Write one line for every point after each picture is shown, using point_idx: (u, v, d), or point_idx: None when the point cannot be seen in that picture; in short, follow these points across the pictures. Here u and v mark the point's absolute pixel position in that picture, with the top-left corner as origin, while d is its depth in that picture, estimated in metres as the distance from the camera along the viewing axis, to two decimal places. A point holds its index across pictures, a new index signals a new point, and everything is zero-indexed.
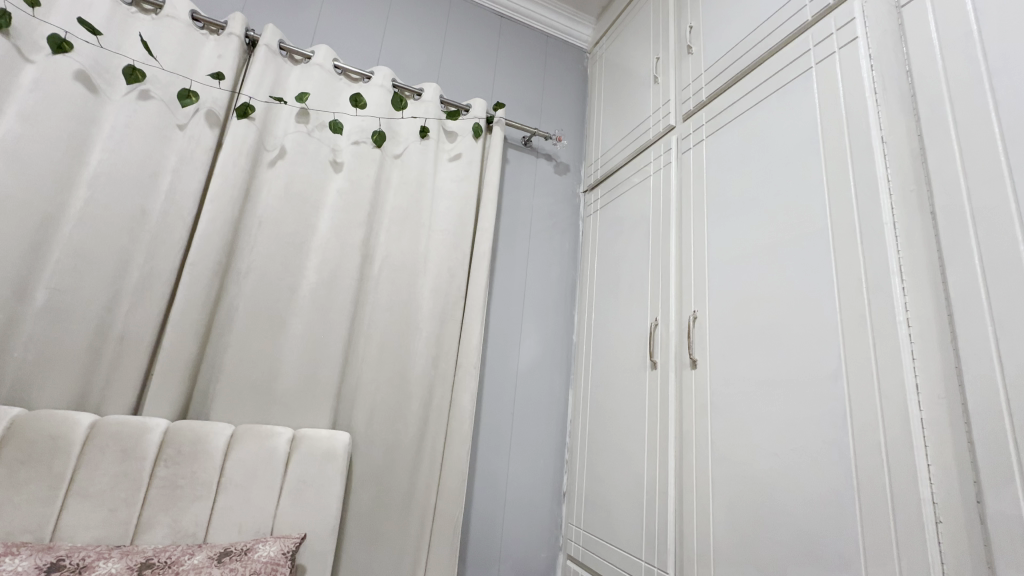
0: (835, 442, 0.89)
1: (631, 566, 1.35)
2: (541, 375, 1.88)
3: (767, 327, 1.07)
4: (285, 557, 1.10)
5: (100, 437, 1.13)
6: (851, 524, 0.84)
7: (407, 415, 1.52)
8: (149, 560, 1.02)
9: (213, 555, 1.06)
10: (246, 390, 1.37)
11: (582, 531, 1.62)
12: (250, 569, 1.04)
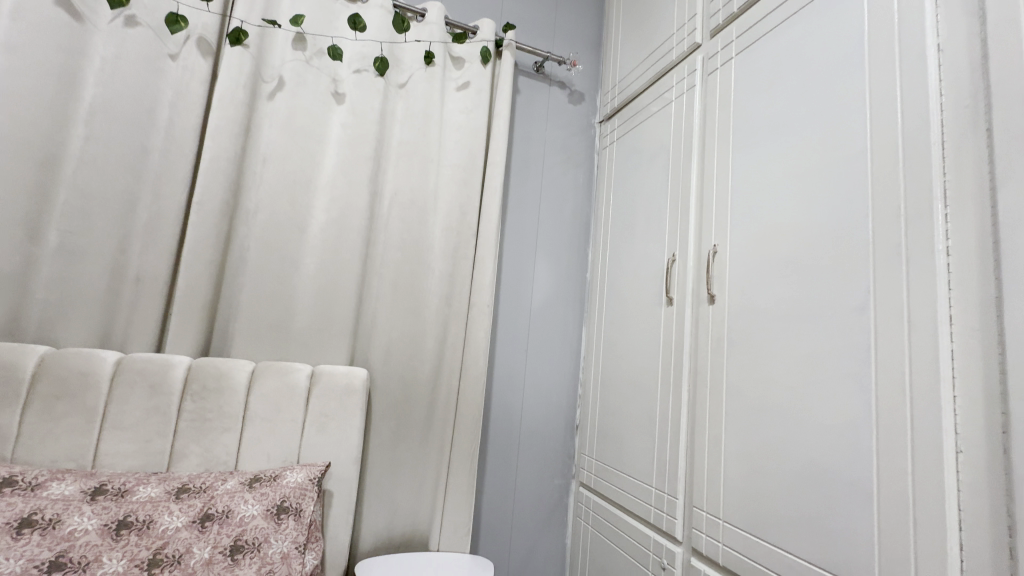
0: (856, 373, 0.87)
1: (642, 492, 1.40)
2: (554, 313, 1.87)
3: (792, 258, 1.03)
4: (313, 482, 1.17)
5: (127, 374, 1.17)
6: (865, 454, 0.84)
7: (423, 351, 1.54)
8: (185, 485, 1.08)
9: (244, 480, 1.13)
10: (263, 328, 1.39)
11: (594, 460, 1.69)
12: (280, 494, 1.12)
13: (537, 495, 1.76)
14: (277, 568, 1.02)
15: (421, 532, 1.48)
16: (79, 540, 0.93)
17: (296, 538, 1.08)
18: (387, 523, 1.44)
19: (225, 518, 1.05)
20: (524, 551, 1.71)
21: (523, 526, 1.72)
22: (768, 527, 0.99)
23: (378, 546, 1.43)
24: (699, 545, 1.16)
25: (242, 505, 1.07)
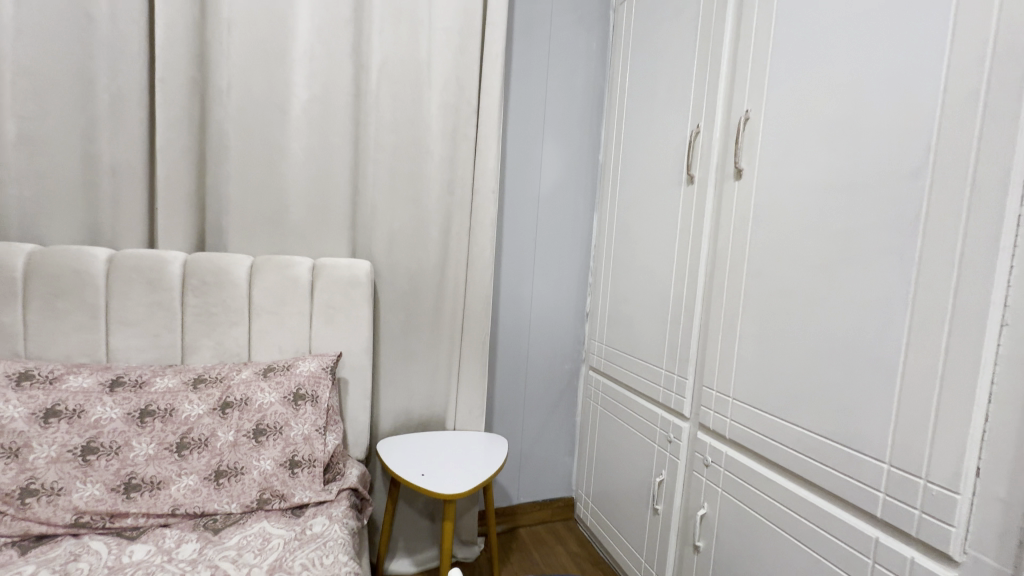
0: (898, 247, 0.79)
1: (651, 373, 1.43)
2: (564, 200, 1.77)
3: (840, 121, 0.89)
4: (326, 371, 1.18)
5: (121, 270, 1.13)
6: (896, 332, 0.79)
7: (427, 242, 1.48)
8: (201, 375, 1.10)
9: (258, 371, 1.14)
10: (256, 221, 1.31)
11: (604, 346, 1.70)
12: (295, 382, 1.13)
13: (548, 379, 1.81)
14: (300, 448, 1.07)
15: (438, 414, 1.55)
16: (106, 427, 0.97)
17: (315, 422, 1.11)
18: (404, 407, 1.50)
19: (244, 405, 1.07)
20: (536, 429, 1.81)
21: (535, 407, 1.80)
22: (780, 404, 1.00)
23: (398, 427, 1.51)
24: (707, 421, 1.20)
25: (259, 393, 1.09)
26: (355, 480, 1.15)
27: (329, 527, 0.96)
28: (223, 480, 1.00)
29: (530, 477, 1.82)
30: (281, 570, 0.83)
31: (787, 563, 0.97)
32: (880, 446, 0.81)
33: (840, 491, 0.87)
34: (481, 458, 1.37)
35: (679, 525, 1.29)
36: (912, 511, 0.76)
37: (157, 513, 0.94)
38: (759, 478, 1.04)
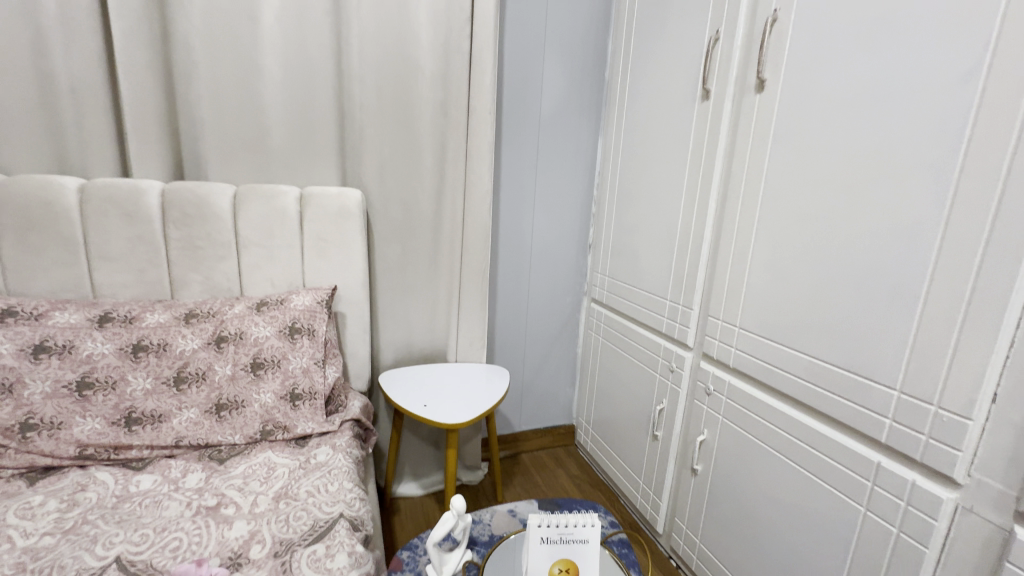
0: (936, 161, 0.72)
1: (655, 304, 1.40)
2: (567, 122, 1.65)
3: (882, 16, 0.78)
4: (321, 305, 1.15)
5: (95, 202, 1.06)
6: (922, 257, 0.74)
7: (421, 170, 1.39)
8: (192, 310, 1.07)
9: (251, 305, 1.10)
10: (236, 147, 1.22)
11: (607, 278, 1.66)
12: (290, 316, 1.10)
13: (549, 312, 1.79)
14: (300, 381, 1.07)
15: (439, 346, 1.54)
16: (100, 362, 0.95)
17: (314, 355, 1.09)
18: (404, 340, 1.49)
19: (239, 340, 1.05)
20: (538, 360, 1.82)
21: (536, 339, 1.80)
22: (789, 332, 0.97)
23: (399, 360, 1.50)
24: (711, 350, 1.18)
25: (253, 327, 1.07)
26: (357, 411, 1.15)
27: (333, 456, 0.97)
28: (224, 413, 1.00)
29: (531, 406, 1.85)
30: (287, 497, 0.84)
31: (785, 484, 0.99)
32: (892, 372, 0.79)
33: (845, 418, 0.87)
34: (484, 387, 1.38)
35: (678, 450, 1.32)
36: (919, 436, 0.75)
37: (160, 445, 0.94)
38: (762, 406, 1.04)
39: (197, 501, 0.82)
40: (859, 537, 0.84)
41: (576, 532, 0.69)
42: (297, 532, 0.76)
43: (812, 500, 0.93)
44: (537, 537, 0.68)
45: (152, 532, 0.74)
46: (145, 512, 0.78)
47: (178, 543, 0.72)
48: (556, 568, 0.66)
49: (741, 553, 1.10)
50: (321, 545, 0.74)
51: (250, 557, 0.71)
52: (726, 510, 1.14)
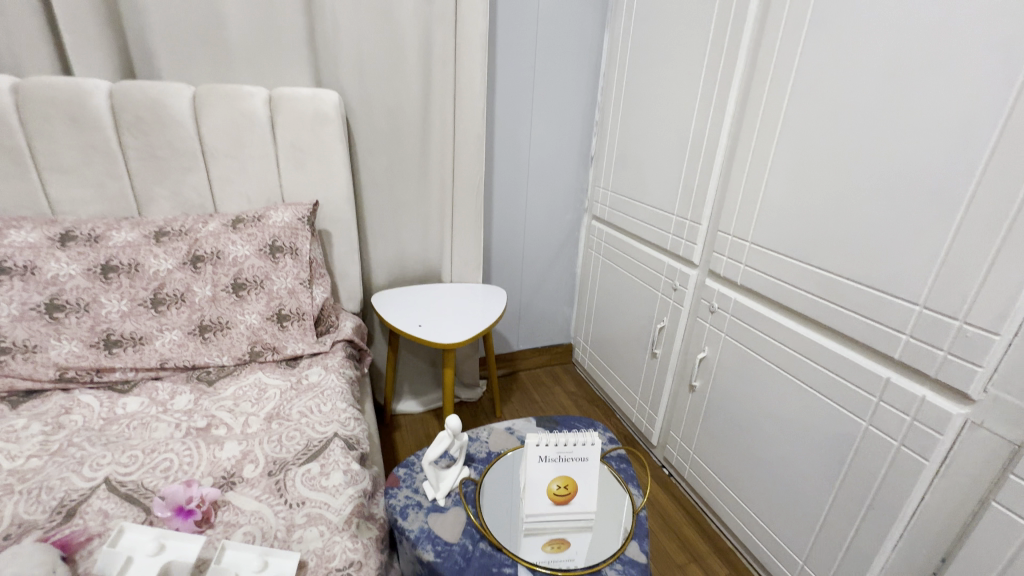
0: (1010, 38, 0.61)
1: (660, 220, 1.32)
2: (569, 13, 1.45)
3: None
4: (303, 222, 1.06)
5: (34, 104, 0.92)
6: (972, 158, 0.66)
7: (405, 69, 1.23)
8: (162, 228, 0.98)
9: (227, 222, 1.02)
10: (189, 40, 1.05)
11: (610, 193, 1.57)
12: (270, 234, 1.03)
13: (548, 230, 1.71)
14: (286, 302, 1.02)
15: (433, 267, 1.48)
16: (67, 284, 0.88)
17: (298, 276, 1.03)
18: (397, 260, 1.43)
19: (217, 259, 0.98)
20: (535, 280, 1.77)
21: (534, 259, 1.73)
22: (805, 247, 0.91)
23: (392, 280, 1.45)
24: (718, 268, 1.13)
25: (231, 245, 0.99)
26: (350, 331, 1.11)
27: (326, 376, 0.95)
28: (209, 335, 0.96)
29: (529, 327, 1.84)
30: (279, 417, 0.82)
31: (785, 400, 0.98)
32: (917, 286, 0.74)
33: (857, 334, 0.83)
34: (480, 307, 1.34)
35: (676, 368, 1.31)
36: (936, 352, 0.72)
37: (145, 367, 0.91)
38: (768, 323, 1.00)
39: (187, 422, 0.79)
40: (857, 450, 0.84)
41: (576, 450, 0.67)
42: (291, 452, 0.75)
43: (811, 414, 0.92)
44: (536, 455, 0.66)
45: (141, 453, 0.72)
46: (134, 434, 0.76)
47: (169, 463, 0.71)
48: (554, 485, 0.66)
49: (734, 463, 1.12)
50: (315, 464, 0.73)
51: (243, 476, 0.70)
52: (721, 424, 1.15)
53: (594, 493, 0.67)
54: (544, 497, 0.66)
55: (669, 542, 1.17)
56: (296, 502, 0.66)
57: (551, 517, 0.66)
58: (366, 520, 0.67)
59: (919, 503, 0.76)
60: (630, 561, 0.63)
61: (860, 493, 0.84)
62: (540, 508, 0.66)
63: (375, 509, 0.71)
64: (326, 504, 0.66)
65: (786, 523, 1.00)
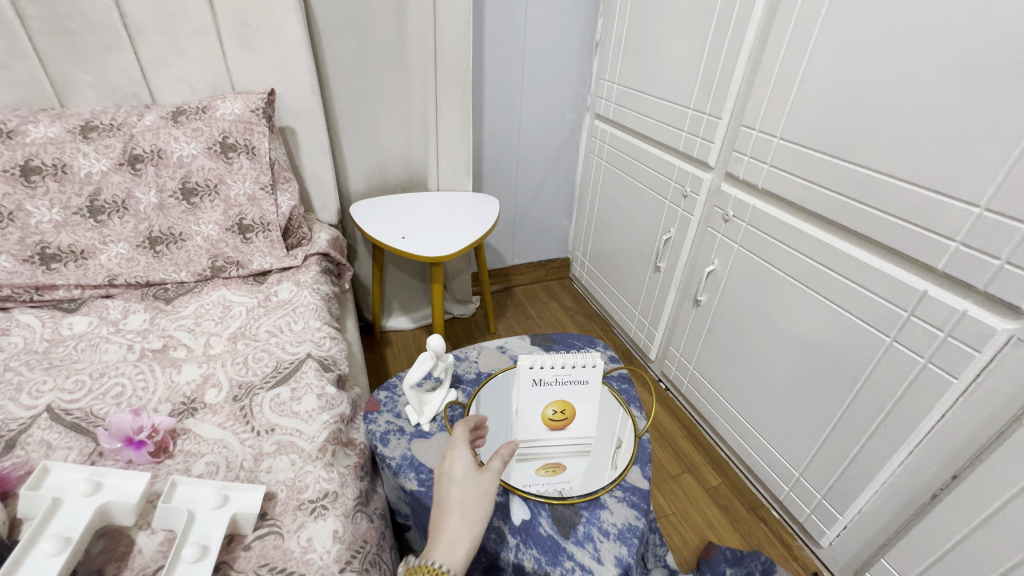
0: None
1: (673, 115, 1.15)
2: None
3: None
4: (257, 115, 0.91)
5: None
6: None
7: None
8: (89, 122, 0.82)
9: (166, 114, 0.86)
10: None
11: (615, 87, 1.38)
12: (219, 129, 0.87)
13: (545, 132, 1.53)
14: (247, 210, 0.90)
15: (418, 173, 1.33)
16: None
17: (258, 179, 0.90)
18: (376, 165, 1.27)
19: (160, 160, 0.84)
20: (531, 189, 1.63)
21: (530, 165, 1.58)
22: (846, 141, 0.78)
23: (373, 188, 1.31)
24: (737, 169, 0.99)
25: (174, 143, 0.85)
26: (325, 244, 1.01)
27: (298, 293, 0.85)
28: (161, 248, 0.85)
29: (525, 240, 1.73)
30: (245, 337, 0.74)
31: (799, 315, 0.90)
32: (982, 185, 0.62)
33: (896, 243, 0.73)
34: (472, 217, 1.22)
35: (680, 281, 1.23)
36: (991, 262, 0.63)
37: (92, 284, 0.81)
38: (791, 232, 0.89)
39: (141, 343, 0.71)
40: (875, 367, 0.78)
41: (574, 373, 0.60)
42: (258, 374, 0.68)
43: (828, 330, 0.85)
44: (530, 378, 0.59)
45: (88, 378, 0.64)
46: (81, 356, 0.68)
47: (120, 389, 0.63)
48: (550, 410, 0.59)
49: (736, 378, 1.08)
50: (286, 388, 0.66)
51: (205, 402, 0.63)
52: (726, 339, 1.09)
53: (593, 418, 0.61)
54: (538, 423, 0.60)
55: (663, 454, 1.17)
56: (265, 429, 0.60)
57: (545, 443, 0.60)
58: (344, 446, 0.61)
59: (937, 422, 0.71)
60: (631, 488, 0.59)
61: (871, 411, 0.80)
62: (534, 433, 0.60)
63: (354, 435, 0.65)
64: (298, 431, 0.60)
65: (786, 438, 0.98)
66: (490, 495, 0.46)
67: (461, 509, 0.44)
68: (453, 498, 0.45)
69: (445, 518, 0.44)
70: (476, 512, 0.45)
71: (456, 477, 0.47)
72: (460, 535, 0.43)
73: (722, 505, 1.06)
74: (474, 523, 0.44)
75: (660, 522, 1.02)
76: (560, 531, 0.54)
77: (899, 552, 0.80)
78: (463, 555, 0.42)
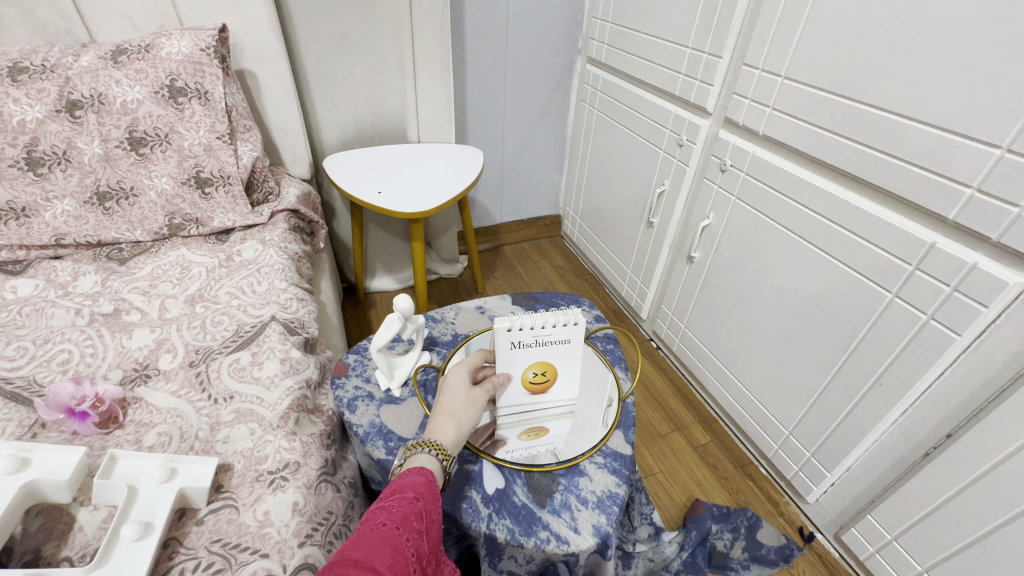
0: None
1: (670, 55, 1.06)
2: None
3: None
4: (207, 55, 0.81)
5: None
6: None
7: None
8: (17, 62, 0.73)
9: (104, 54, 0.77)
10: None
11: (609, 26, 1.26)
12: (165, 70, 0.79)
13: (534, 78, 1.43)
14: (204, 162, 0.83)
15: (396, 123, 1.24)
16: None
17: (213, 128, 0.82)
18: (350, 114, 1.18)
19: (101, 105, 0.76)
20: (519, 142, 1.54)
21: (517, 115, 1.48)
22: (858, 79, 0.70)
23: (348, 140, 1.23)
24: (737, 114, 0.92)
25: (116, 87, 0.76)
26: (293, 199, 0.94)
27: (263, 253, 0.80)
28: (111, 204, 0.79)
29: (513, 196, 1.66)
30: (204, 300, 0.69)
31: (797, 271, 0.86)
32: (1006, 122, 0.56)
33: (906, 192, 0.67)
34: (453, 171, 1.15)
35: (674, 237, 1.18)
36: (1009, 210, 0.58)
37: (38, 244, 0.75)
38: (792, 181, 0.83)
39: (90, 307, 0.66)
40: (874, 324, 0.74)
41: (555, 333, 0.54)
42: (217, 339, 0.63)
43: (826, 286, 0.81)
44: (508, 342, 0.52)
45: (31, 344, 0.60)
46: (25, 322, 0.64)
47: (67, 355, 0.59)
48: (530, 373, 0.55)
49: (729, 337, 1.05)
50: (247, 352, 0.61)
51: (159, 368, 0.59)
52: (719, 297, 1.06)
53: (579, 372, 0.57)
54: (518, 386, 0.55)
55: (652, 413, 1.15)
56: (223, 396, 0.56)
57: (526, 406, 0.57)
58: (309, 414, 0.58)
59: (935, 379, 0.68)
60: (612, 454, 0.57)
61: (866, 370, 0.77)
62: (513, 398, 0.56)
63: (322, 401, 0.62)
64: (258, 399, 0.56)
65: (778, 396, 0.95)
66: (480, 401, 0.50)
67: (451, 409, 0.48)
68: (445, 399, 0.49)
69: (437, 416, 0.48)
70: (466, 413, 0.48)
71: (449, 385, 0.51)
72: (450, 426, 0.47)
73: (711, 463, 1.06)
74: (465, 417, 0.48)
75: (647, 480, 1.01)
76: (535, 500, 0.51)
77: (885, 509, 0.79)
78: (452, 440, 0.46)
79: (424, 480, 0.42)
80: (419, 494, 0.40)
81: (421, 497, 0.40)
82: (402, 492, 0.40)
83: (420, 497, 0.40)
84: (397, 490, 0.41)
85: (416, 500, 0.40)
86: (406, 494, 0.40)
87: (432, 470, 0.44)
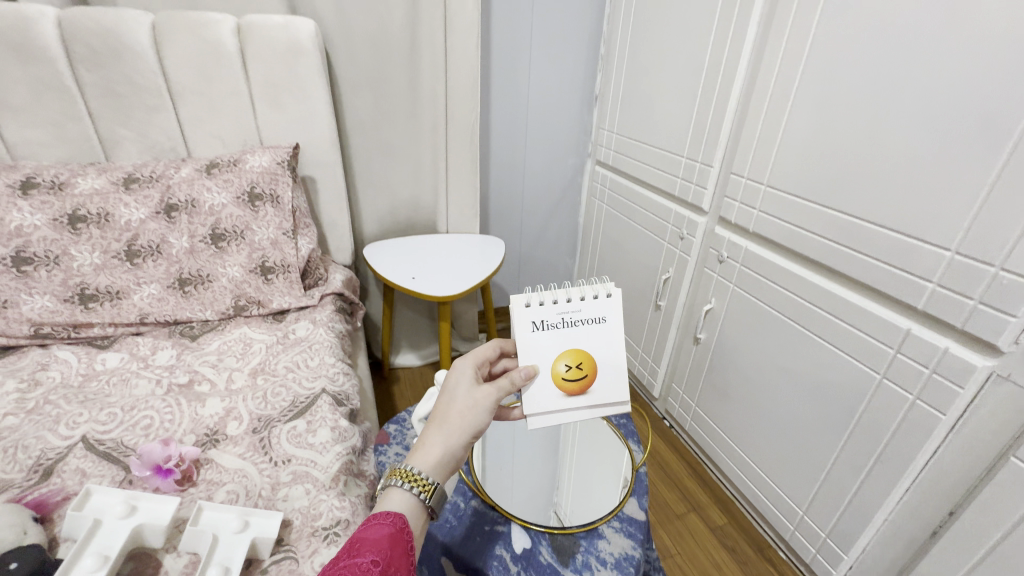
0: None
1: (668, 163, 1.23)
2: None
3: None
4: (282, 167, 0.99)
5: None
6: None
7: None
8: (132, 175, 0.90)
9: (200, 167, 0.95)
10: None
11: (615, 135, 1.46)
12: (247, 180, 0.96)
13: (549, 177, 1.62)
14: (269, 253, 0.97)
15: (427, 216, 1.41)
16: (33, 236, 0.81)
17: (280, 226, 0.97)
18: (388, 209, 1.35)
19: (192, 208, 0.92)
20: (536, 230, 1.70)
21: (534, 207, 1.65)
22: (827, 190, 0.83)
23: (385, 231, 1.39)
24: (729, 214, 1.05)
25: (206, 192, 0.93)
26: (339, 284, 1.07)
27: (314, 331, 0.91)
28: (190, 288, 0.91)
29: (530, 278, 1.79)
30: (265, 373, 0.79)
31: (794, 353, 0.93)
32: (951, 230, 0.67)
33: (880, 285, 0.77)
34: (477, 258, 1.28)
35: (681, 319, 1.27)
36: (966, 301, 0.67)
37: (125, 322, 0.87)
38: (782, 273, 0.94)
39: (168, 378, 0.76)
40: (868, 403, 0.81)
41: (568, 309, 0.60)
42: (276, 408, 0.72)
43: (822, 368, 0.88)
44: (529, 321, 0.59)
45: (120, 410, 0.69)
46: (113, 390, 0.73)
47: (149, 421, 0.68)
48: (561, 363, 0.58)
49: (738, 415, 1.10)
50: (302, 421, 0.70)
51: (227, 433, 0.67)
52: (726, 376, 1.12)
53: (610, 369, 0.59)
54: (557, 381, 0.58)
55: (668, 493, 1.18)
56: (282, 459, 0.64)
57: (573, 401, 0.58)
58: (355, 478, 0.65)
59: (930, 457, 0.73)
60: (628, 519, 0.62)
61: (866, 447, 0.82)
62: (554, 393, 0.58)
63: (365, 467, 0.69)
64: (312, 462, 0.63)
65: (790, 474, 0.98)
66: (478, 409, 0.52)
67: (440, 422, 0.51)
68: (439, 410, 0.52)
69: (429, 427, 0.51)
70: (453, 426, 0.51)
71: (447, 395, 0.54)
72: (436, 439, 0.50)
73: (728, 546, 1.06)
74: (451, 430, 0.51)
75: (665, 562, 1.02)
76: (559, 560, 0.56)
77: None
78: (435, 452, 0.49)
79: (383, 539, 0.42)
80: (377, 559, 0.40)
81: (379, 561, 0.40)
82: (359, 557, 0.40)
83: (378, 562, 0.40)
84: (354, 555, 0.40)
85: (372, 567, 0.39)
86: (364, 559, 0.40)
87: (399, 516, 0.46)
